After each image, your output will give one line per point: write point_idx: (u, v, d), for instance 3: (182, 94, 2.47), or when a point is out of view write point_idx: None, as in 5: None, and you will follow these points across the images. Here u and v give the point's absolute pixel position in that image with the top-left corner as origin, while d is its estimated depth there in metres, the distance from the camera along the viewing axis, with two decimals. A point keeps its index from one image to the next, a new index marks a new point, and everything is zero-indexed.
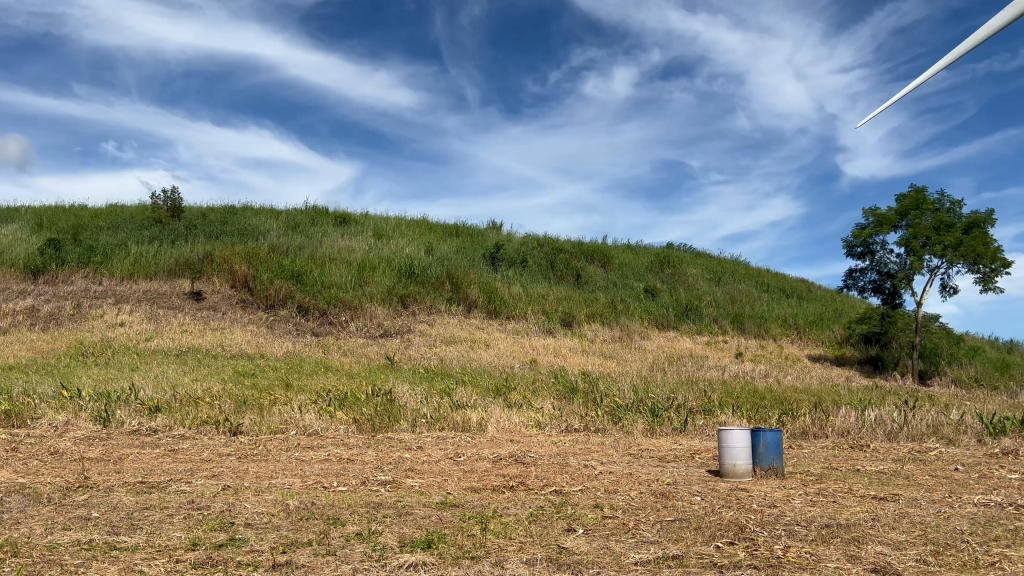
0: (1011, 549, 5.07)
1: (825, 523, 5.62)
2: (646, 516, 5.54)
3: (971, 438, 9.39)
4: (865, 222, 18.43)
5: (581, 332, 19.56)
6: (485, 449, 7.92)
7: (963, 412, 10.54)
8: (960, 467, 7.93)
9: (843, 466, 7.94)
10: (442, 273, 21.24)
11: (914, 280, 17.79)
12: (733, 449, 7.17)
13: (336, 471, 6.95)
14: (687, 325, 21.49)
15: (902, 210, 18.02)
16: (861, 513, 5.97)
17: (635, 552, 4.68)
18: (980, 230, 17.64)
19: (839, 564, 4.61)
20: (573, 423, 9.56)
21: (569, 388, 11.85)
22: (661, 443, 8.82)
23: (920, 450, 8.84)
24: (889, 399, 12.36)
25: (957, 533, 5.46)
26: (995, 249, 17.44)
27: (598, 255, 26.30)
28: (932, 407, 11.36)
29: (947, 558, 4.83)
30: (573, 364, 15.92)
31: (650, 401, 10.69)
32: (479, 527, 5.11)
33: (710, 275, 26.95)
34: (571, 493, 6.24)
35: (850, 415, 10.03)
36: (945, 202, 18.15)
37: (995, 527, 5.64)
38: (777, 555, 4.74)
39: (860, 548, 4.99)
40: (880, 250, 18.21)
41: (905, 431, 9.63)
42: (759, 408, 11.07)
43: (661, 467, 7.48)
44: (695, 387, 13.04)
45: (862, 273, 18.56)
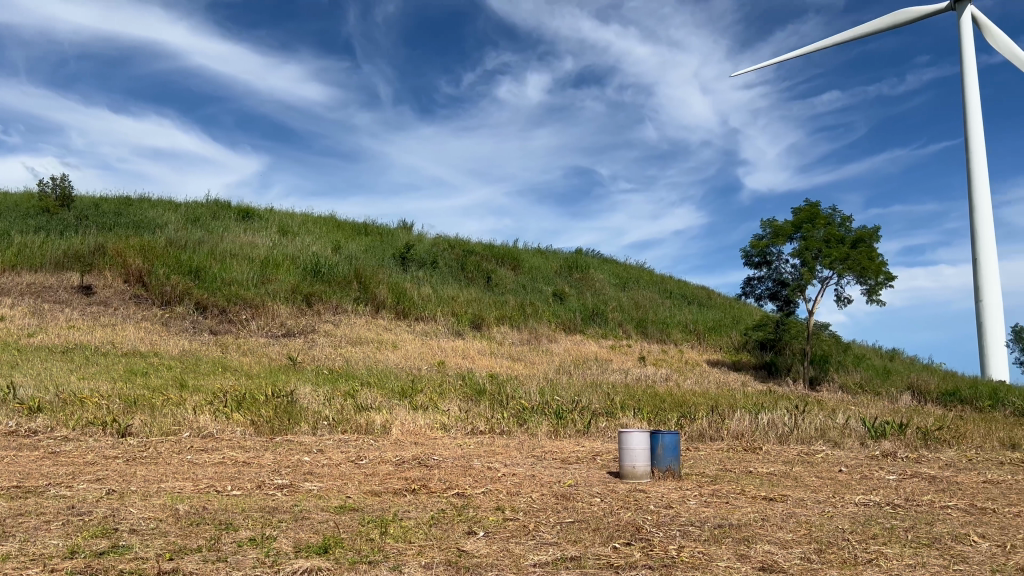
0: (888, 547, 5.37)
1: (718, 523, 5.81)
2: (546, 518, 5.60)
3: (854, 441, 9.89)
4: (763, 233, 19.20)
5: (489, 334, 19.61)
6: (388, 452, 7.83)
7: (848, 417, 11.09)
8: (843, 469, 8.37)
9: (736, 468, 8.25)
10: (350, 273, 20.90)
11: (806, 289, 18.64)
12: (633, 450, 7.33)
13: (230, 475, 6.72)
14: (593, 329, 21.84)
15: (797, 222, 18.81)
16: (751, 514, 6.19)
17: (534, 554, 4.73)
18: (867, 244, 18.61)
19: (730, 564, 4.77)
20: (478, 426, 9.57)
21: (475, 391, 11.86)
22: (564, 445, 8.94)
23: (808, 452, 9.27)
24: (781, 404, 12.89)
25: (839, 532, 5.74)
26: (880, 263, 18.45)
27: (508, 258, 26.45)
28: (821, 411, 11.91)
29: (829, 556, 5.07)
30: (481, 366, 15.96)
31: (555, 404, 10.83)
32: (378, 531, 5.05)
33: (616, 280, 27.49)
34: (473, 495, 6.24)
35: (745, 420, 10.41)
36: (836, 217, 19.08)
37: (874, 526, 5.96)
38: (671, 555, 4.87)
39: (750, 547, 5.18)
40: (776, 260, 18.99)
41: (795, 434, 10.07)
42: (659, 411, 11.37)
43: (562, 470, 7.58)
44: (599, 390, 13.26)
45: (759, 282, 19.31)
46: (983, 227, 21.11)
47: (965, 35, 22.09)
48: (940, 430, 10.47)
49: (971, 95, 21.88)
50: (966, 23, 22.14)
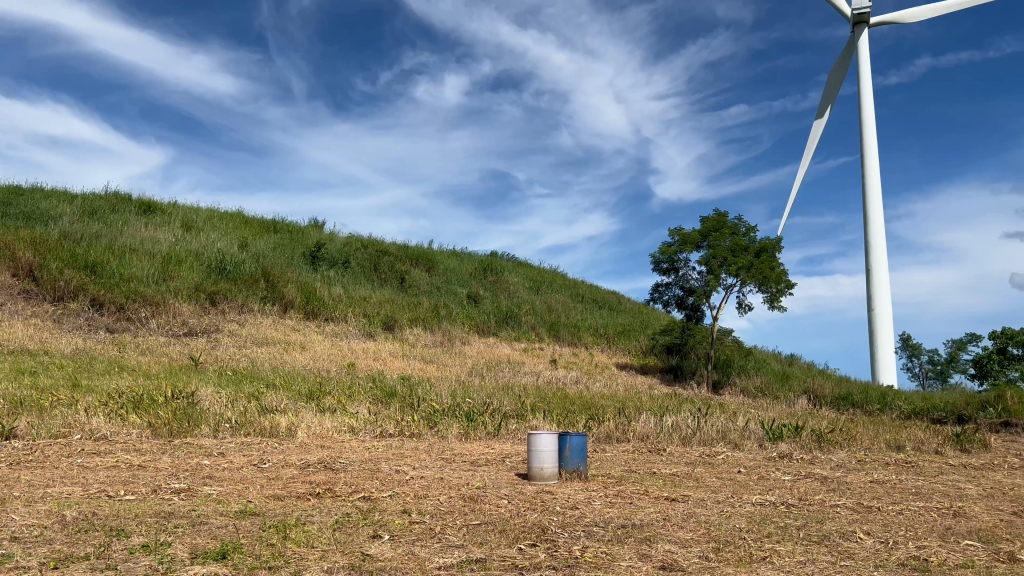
0: (781, 544, 5.61)
1: (621, 523, 5.94)
2: (453, 520, 5.60)
3: (753, 443, 10.26)
4: (671, 241, 19.72)
5: (401, 336, 19.43)
6: (293, 455, 7.67)
7: (748, 420, 11.52)
8: (742, 469, 8.68)
9: (641, 469, 8.44)
10: (257, 271, 20.37)
11: (711, 296, 19.25)
12: (541, 452, 7.42)
13: (123, 479, 6.45)
14: (505, 332, 21.93)
15: (704, 231, 19.40)
16: (654, 514, 6.35)
17: (439, 556, 4.72)
18: (770, 254, 19.38)
19: (632, 563, 4.87)
20: (387, 428, 9.48)
21: (386, 393, 11.75)
22: (473, 448, 8.94)
23: (710, 453, 9.58)
24: (685, 406, 13.27)
25: (736, 531, 5.95)
26: (781, 272, 19.22)
27: (423, 259, 26.30)
28: (722, 413, 12.31)
29: (726, 554, 5.25)
30: (392, 368, 15.81)
31: (466, 406, 10.83)
32: (279, 536, 4.94)
33: (530, 284, 27.70)
34: (380, 498, 6.18)
35: (651, 422, 10.68)
36: (742, 227, 19.78)
37: (769, 524, 6.20)
38: (575, 555, 4.95)
39: (651, 547, 5.31)
40: (683, 267, 19.54)
41: (698, 436, 10.37)
42: (568, 413, 11.52)
43: (471, 472, 7.59)
44: (510, 392, 13.34)
45: (667, 288, 19.83)
46: (876, 240, 22.27)
47: (862, 58, 23.26)
48: (833, 433, 10.99)
49: (868, 115, 23.02)
50: (862, 46, 23.34)
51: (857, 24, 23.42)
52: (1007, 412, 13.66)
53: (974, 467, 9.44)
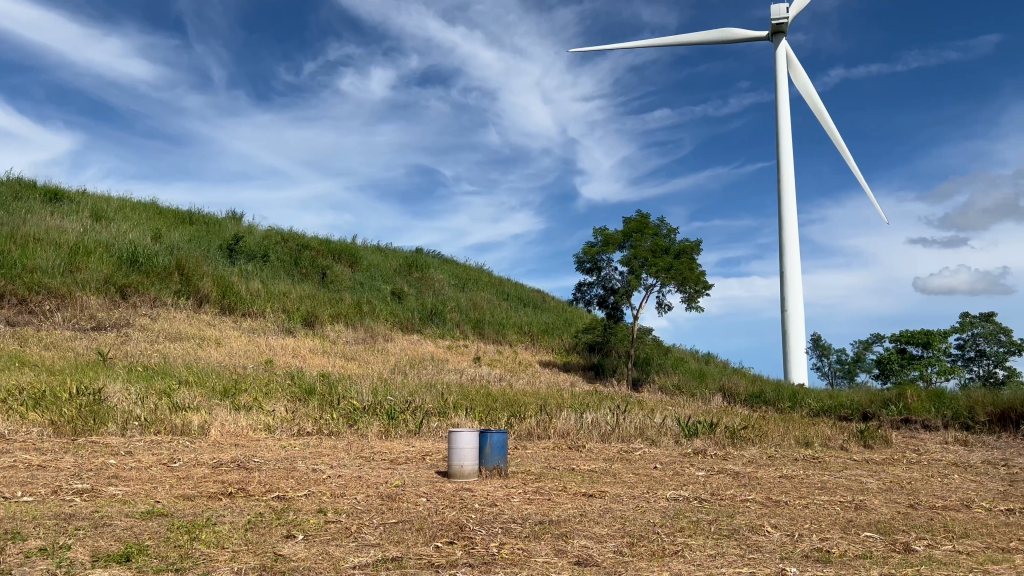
0: (692, 538, 5.76)
1: (539, 519, 6.00)
2: (370, 519, 5.55)
3: (670, 439, 10.50)
4: (594, 241, 19.98)
5: (322, 332, 19.11)
6: (205, 454, 7.47)
7: (665, 417, 11.78)
8: (657, 465, 8.89)
9: (560, 466, 8.54)
10: (171, 263, 19.71)
11: (632, 296, 19.60)
12: (461, 450, 7.41)
13: (21, 479, 6.16)
14: (430, 329, 21.82)
15: (627, 232, 19.73)
16: (571, 510, 6.43)
17: (354, 555, 4.67)
18: (689, 255, 19.86)
19: (547, 559, 4.93)
20: (305, 427, 9.32)
21: (304, 390, 11.55)
22: (393, 446, 8.87)
23: (627, 450, 9.76)
24: (605, 403, 13.48)
25: (650, 526, 6.08)
26: (699, 273, 19.73)
27: (345, 254, 25.92)
28: (641, 411, 12.55)
29: (639, 549, 5.37)
30: (312, 365, 15.54)
31: (387, 404, 10.74)
32: (187, 537, 4.81)
33: (455, 281, 27.64)
34: (295, 498, 6.08)
35: (571, 420, 10.82)
36: (663, 228, 20.20)
37: (682, 519, 6.36)
38: (492, 552, 4.97)
39: (567, 542, 5.38)
40: (606, 267, 19.84)
41: (617, 432, 10.55)
42: (490, 410, 11.55)
43: (389, 470, 7.53)
44: (433, 390, 13.29)
45: (590, 287, 20.10)
46: (790, 243, 23.07)
47: (779, 68, 24.07)
48: (745, 429, 11.33)
49: (784, 123, 23.82)
50: (780, 55, 24.15)
51: (775, 34, 24.23)
52: (906, 410, 14.36)
53: (876, 462, 9.89)
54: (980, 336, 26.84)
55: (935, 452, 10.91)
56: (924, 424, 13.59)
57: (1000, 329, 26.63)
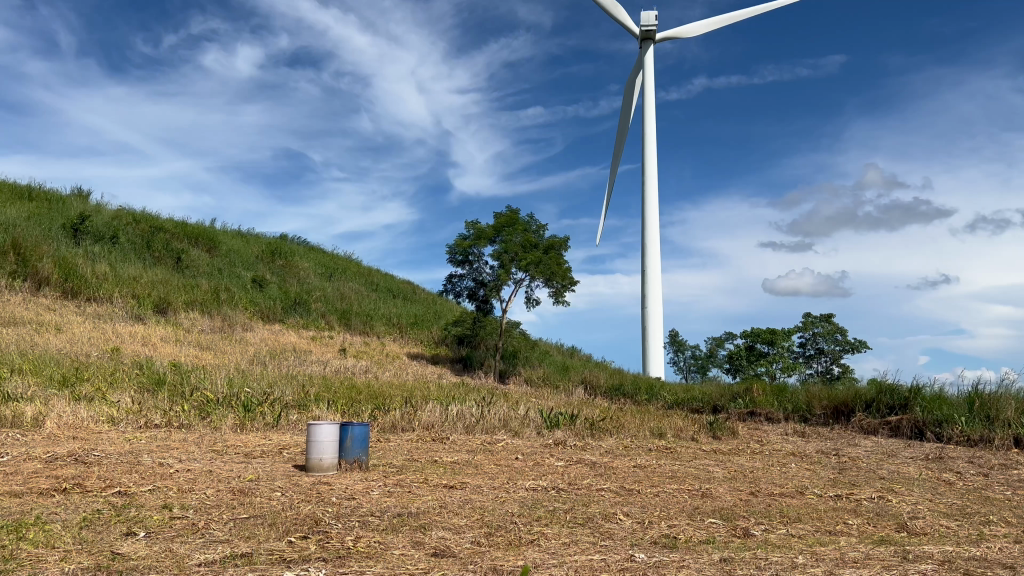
0: (548, 527, 5.90)
1: (397, 512, 5.97)
2: (219, 515, 5.34)
3: (532, 430, 10.70)
4: (466, 234, 20.02)
5: (175, 320, 18.19)
6: (39, 448, 6.94)
7: (528, 408, 11.98)
8: (519, 456, 9.04)
9: (422, 458, 8.53)
10: (5, 242, 18.17)
11: (502, 290, 19.82)
12: (320, 443, 7.26)
13: None
14: (293, 319, 21.20)
15: (498, 227, 19.88)
16: (430, 502, 6.44)
17: (200, 552, 4.48)
18: (558, 251, 20.29)
19: (404, 551, 4.91)
20: (153, 419, 8.85)
21: (154, 380, 10.95)
22: (248, 439, 8.56)
23: (490, 441, 9.87)
24: (470, 395, 13.55)
25: (508, 516, 6.18)
26: (567, 269, 20.22)
27: (204, 239, 24.74)
28: (505, 402, 12.70)
29: (496, 538, 5.45)
30: (163, 354, 14.77)
31: (244, 395, 10.36)
32: (13, 537, 4.47)
33: (321, 270, 26.98)
34: (138, 493, 5.76)
35: (436, 412, 10.82)
36: (533, 224, 20.51)
37: (539, 509, 6.50)
38: (346, 546, 4.90)
39: (425, 534, 5.39)
40: (476, 260, 19.95)
41: (481, 424, 10.64)
42: (353, 403, 11.36)
43: (244, 464, 7.28)
44: (294, 381, 12.93)
45: (460, 279, 20.15)
46: (653, 242, 23.99)
47: (647, 73, 24.97)
48: (604, 421, 11.71)
49: (648, 125, 24.77)
50: (648, 61, 25.03)
51: (644, 41, 25.12)
52: (752, 403, 15.25)
53: (723, 452, 10.47)
54: (819, 335, 28.91)
55: (776, 443, 11.68)
56: (767, 416, 14.52)
57: (837, 329, 28.79)
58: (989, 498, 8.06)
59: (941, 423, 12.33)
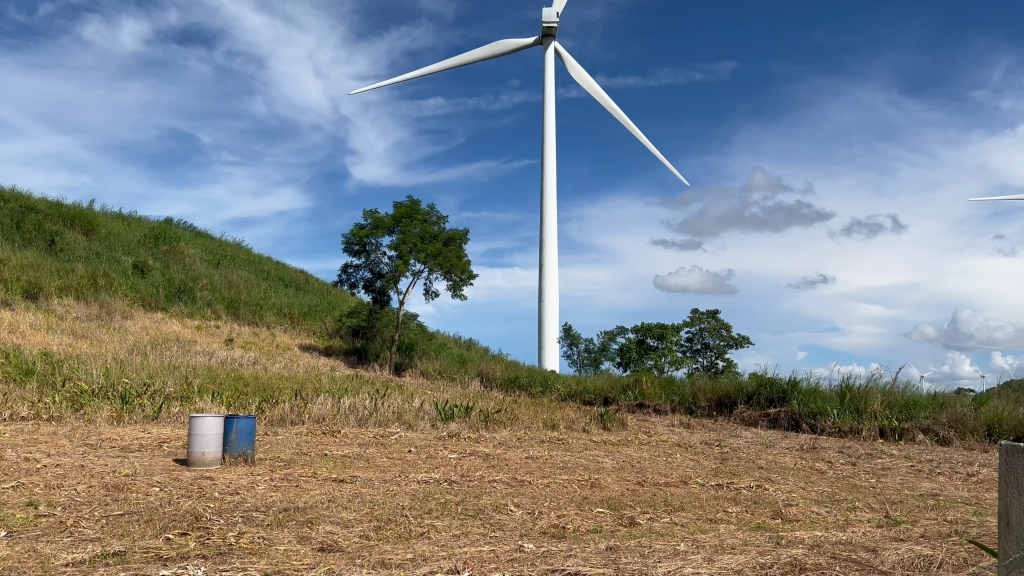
0: (439, 520, 5.88)
1: (283, 506, 5.82)
2: (91, 512, 5.06)
3: (426, 423, 10.64)
4: (364, 223, 19.71)
5: (47, 307, 17.14)
6: None
7: (422, 401, 11.91)
8: (412, 449, 8.97)
9: (312, 451, 8.34)
10: None
11: (399, 281, 19.63)
12: (203, 436, 6.99)
13: None
14: (177, 307, 20.32)
15: (396, 217, 19.66)
16: (318, 496, 6.31)
17: (67, 552, 4.24)
18: (457, 244, 20.23)
19: (289, 547, 4.79)
20: (19, 412, 8.31)
21: (22, 370, 10.28)
22: (125, 433, 8.15)
23: (383, 434, 9.75)
24: (364, 388, 13.37)
25: (398, 509, 6.13)
26: (465, 262, 20.20)
27: (81, 220, 23.40)
28: (399, 395, 12.58)
29: (386, 532, 5.39)
30: (32, 343, 13.87)
31: (122, 387, 9.86)
32: None
33: (208, 257, 25.96)
34: (0, 491, 5.39)
35: (327, 404, 10.62)
36: (433, 215, 20.38)
37: (430, 501, 6.47)
38: (228, 542, 4.74)
39: (312, 529, 5.27)
40: (373, 250, 19.67)
41: (374, 417, 10.50)
42: (240, 395, 10.99)
43: (119, 459, 6.92)
44: (176, 372, 12.40)
45: (356, 270, 19.82)
46: (550, 237, 24.27)
47: (547, 69, 25.20)
48: (498, 413, 11.77)
49: (547, 123, 25.00)
50: (549, 57, 25.26)
51: (545, 37, 25.32)
52: (642, 395, 15.70)
53: (613, 443, 10.72)
54: (706, 330, 30.02)
55: (663, 434, 12.07)
56: (655, 408, 14.97)
57: (722, 324, 29.97)
58: (855, 486, 8.59)
59: (815, 415, 13.04)
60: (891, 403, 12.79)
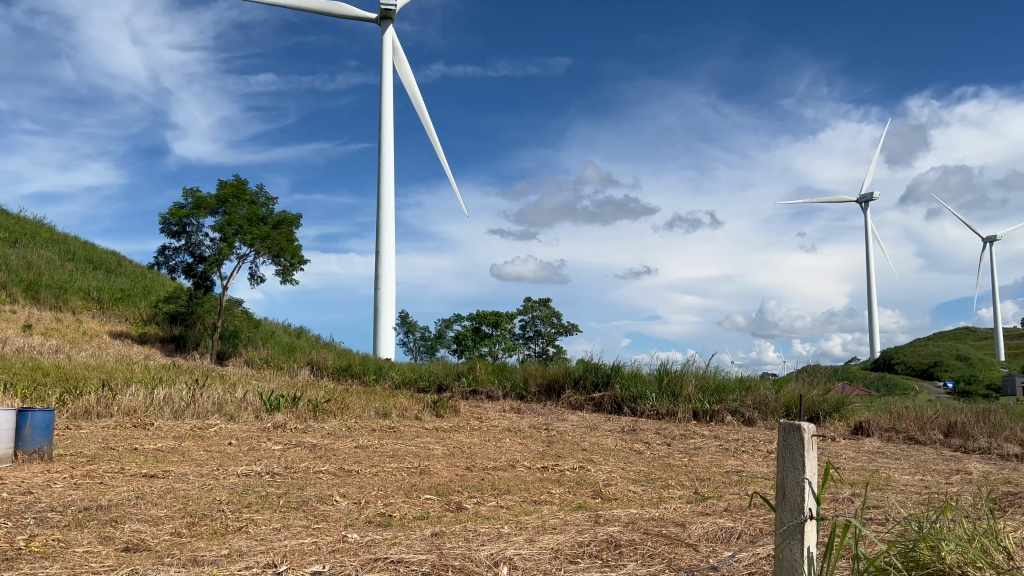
0: (258, 513, 5.67)
1: (83, 505, 5.39)
2: None
3: (249, 414, 10.21)
4: (184, 202, 18.58)
5: None
6: None
7: (246, 391, 11.41)
8: (233, 441, 8.57)
9: (120, 446, 7.78)
10: None
11: (223, 265, 18.69)
12: None
13: None
14: None
15: (221, 197, 18.69)
16: (126, 493, 5.90)
17: None
18: (287, 227, 19.53)
19: (88, 548, 4.45)
20: None
21: None
22: None
23: (201, 426, 9.26)
24: (181, 377, 12.64)
25: (214, 504, 5.84)
26: (295, 246, 19.52)
27: None
28: (221, 385, 11.98)
29: (200, 528, 5.12)
30: None
31: None
32: None
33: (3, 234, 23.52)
34: None
35: (139, 395, 9.96)
36: (261, 197, 19.55)
37: (249, 494, 6.22)
38: (17, 546, 4.34)
39: (115, 528, 4.92)
40: (194, 232, 18.60)
41: (191, 408, 9.95)
42: (38, 386, 10.06)
43: None
44: None
45: (175, 253, 18.66)
46: (387, 224, 23.96)
47: (385, 53, 24.80)
48: (327, 402, 11.48)
49: (384, 107, 24.60)
50: (387, 40, 24.87)
51: (383, 20, 24.89)
52: (475, 381, 15.89)
53: (444, 429, 10.76)
54: (538, 318, 30.83)
55: (494, 419, 12.28)
56: (488, 394, 15.22)
57: (554, 312, 30.90)
58: (670, 465, 9.13)
59: (636, 398, 13.72)
60: (704, 386, 13.67)
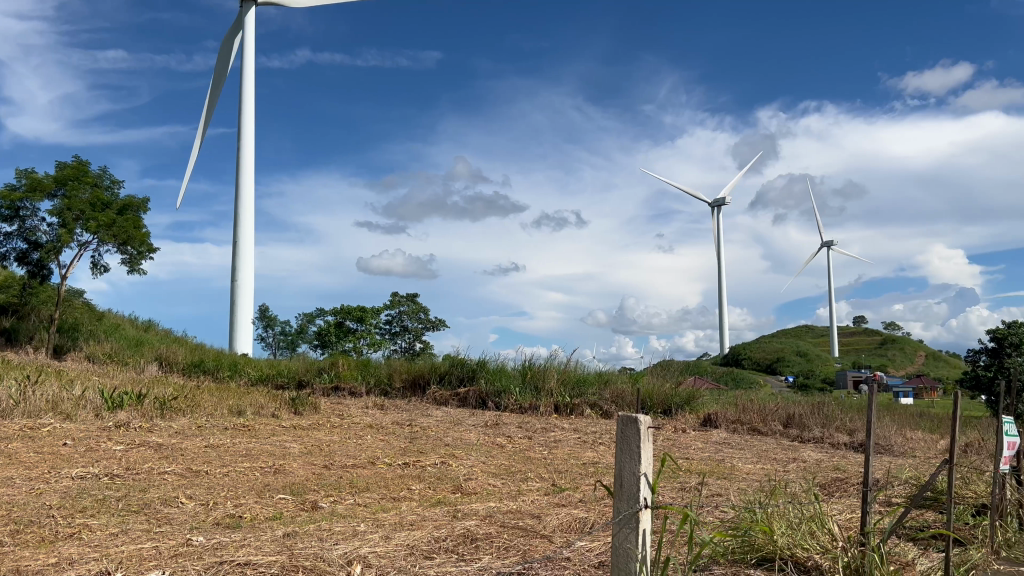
0: (93, 518, 5.32)
1: None
2: None
3: (88, 412, 9.56)
4: (17, 184, 17.17)
5: None
6: None
7: (85, 388, 10.66)
8: (68, 441, 8.00)
9: None
10: None
11: (62, 252, 17.40)
12: None
13: None
14: None
15: (59, 179, 17.39)
16: None
17: None
18: (134, 213, 18.44)
19: None
20: None
21: None
22: None
23: (33, 426, 8.59)
24: (11, 373, 11.66)
25: (44, 509, 5.43)
26: (144, 234, 18.46)
27: None
28: (57, 381, 11.14)
29: (26, 536, 4.75)
30: None
31: None
32: None
33: None
34: None
35: None
36: (105, 180, 18.36)
37: (85, 498, 5.83)
38: None
39: None
40: (28, 216, 17.22)
41: (21, 407, 9.20)
42: None
43: None
44: None
45: (6, 239, 17.20)
46: (245, 214, 23.04)
47: (247, 35, 23.84)
48: (176, 400, 10.90)
49: (245, 93, 23.60)
50: (250, 22, 23.92)
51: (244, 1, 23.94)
52: (337, 377, 15.56)
53: (302, 427, 10.45)
54: (405, 314, 30.59)
55: (355, 416, 12.08)
56: (351, 391, 14.97)
57: (421, 308, 30.77)
58: (529, 458, 9.28)
59: (500, 393, 13.88)
60: (566, 380, 13.99)
